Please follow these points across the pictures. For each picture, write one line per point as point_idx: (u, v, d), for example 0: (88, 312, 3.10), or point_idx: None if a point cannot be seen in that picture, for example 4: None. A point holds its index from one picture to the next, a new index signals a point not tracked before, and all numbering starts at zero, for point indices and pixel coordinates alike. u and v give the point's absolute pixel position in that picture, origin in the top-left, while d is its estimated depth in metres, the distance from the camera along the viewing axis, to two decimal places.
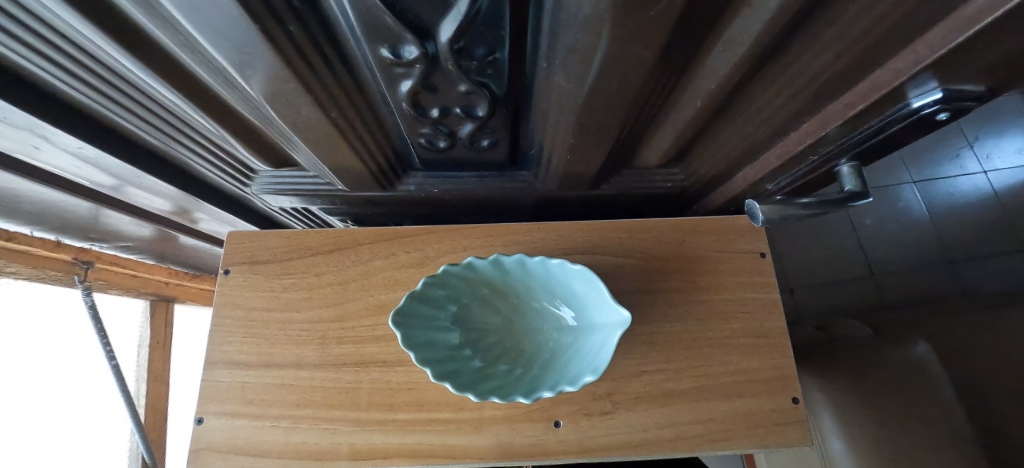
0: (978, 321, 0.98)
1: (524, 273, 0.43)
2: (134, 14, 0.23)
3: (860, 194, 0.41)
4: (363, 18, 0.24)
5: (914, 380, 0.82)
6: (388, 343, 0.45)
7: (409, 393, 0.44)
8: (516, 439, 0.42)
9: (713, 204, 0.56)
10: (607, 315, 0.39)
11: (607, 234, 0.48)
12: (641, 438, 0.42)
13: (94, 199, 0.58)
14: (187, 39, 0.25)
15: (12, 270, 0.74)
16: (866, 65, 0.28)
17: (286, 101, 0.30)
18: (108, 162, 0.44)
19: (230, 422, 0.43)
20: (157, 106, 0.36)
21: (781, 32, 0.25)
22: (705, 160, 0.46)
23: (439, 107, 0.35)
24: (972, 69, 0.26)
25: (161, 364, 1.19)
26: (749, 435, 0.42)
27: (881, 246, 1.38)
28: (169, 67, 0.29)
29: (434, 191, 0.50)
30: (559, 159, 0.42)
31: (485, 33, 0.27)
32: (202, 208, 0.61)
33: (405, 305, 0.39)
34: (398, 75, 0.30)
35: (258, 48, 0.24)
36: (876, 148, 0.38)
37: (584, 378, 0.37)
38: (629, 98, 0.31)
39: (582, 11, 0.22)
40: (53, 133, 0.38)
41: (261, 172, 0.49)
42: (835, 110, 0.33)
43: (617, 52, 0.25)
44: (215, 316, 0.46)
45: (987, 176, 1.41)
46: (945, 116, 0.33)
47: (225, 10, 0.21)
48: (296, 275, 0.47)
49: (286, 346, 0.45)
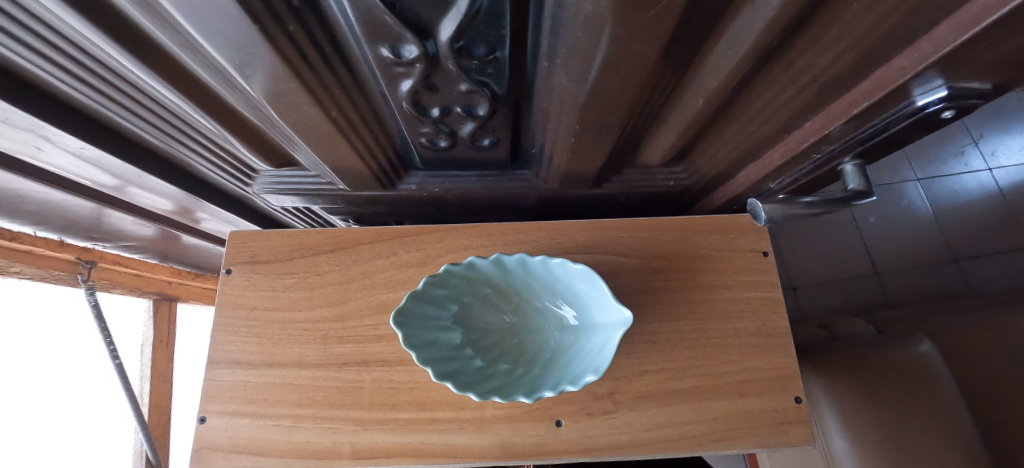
0: (981, 320, 0.97)
1: (525, 272, 0.43)
2: (134, 15, 0.23)
3: (864, 193, 0.41)
4: (362, 17, 0.24)
5: (916, 379, 0.81)
6: (389, 343, 0.45)
7: (410, 392, 0.44)
8: (517, 439, 0.42)
9: (715, 203, 0.56)
10: (609, 315, 0.39)
11: (609, 233, 0.48)
12: (642, 437, 0.42)
13: (95, 199, 0.58)
14: (187, 39, 0.25)
15: (16, 269, 0.74)
16: (871, 61, 0.28)
17: (287, 101, 0.30)
18: (110, 162, 0.44)
19: (232, 422, 0.43)
20: (158, 107, 0.36)
21: (783, 30, 0.25)
22: (707, 159, 0.46)
23: (439, 107, 0.34)
24: (978, 67, 0.26)
25: (164, 363, 1.19)
26: (751, 435, 0.42)
27: (885, 244, 1.37)
28: (170, 69, 0.29)
29: (435, 191, 0.50)
30: (560, 158, 0.42)
31: (485, 32, 0.27)
32: (204, 207, 0.61)
33: (405, 305, 0.39)
34: (398, 75, 0.30)
35: (258, 49, 0.24)
36: (879, 147, 0.38)
37: (585, 377, 0.37)
38: (631, 97, 0.31)
39: (583, 10, 0.21)
40: (54, 134, 0.38)
41: (263, 171, 0.49)
42: (839, 107, 0.33)
43: (618, 51, 0.25)
44: (218, 316, 0.46)
45: (991, 174, 1.40)
46: (950, 114, 0.32)
47: (225, 11, 0.21)
48: (298, 274, 0.47)
49: (287, 346, 0.45)
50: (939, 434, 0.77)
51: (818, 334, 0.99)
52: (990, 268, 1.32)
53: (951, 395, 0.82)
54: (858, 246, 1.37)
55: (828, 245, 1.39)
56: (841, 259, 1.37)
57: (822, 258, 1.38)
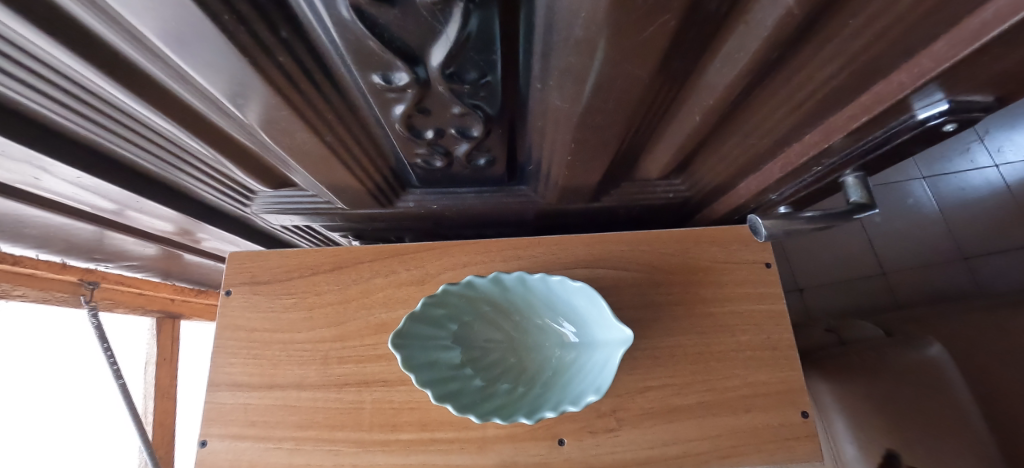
0: (991, 321, 0.96)
1: (524, 290, 0.43)
2: (125, 51, 0.23)
3: (867, 205, 0.40)
4: (350, 45, 0.24)
5: (927, 384, 0.80)
6: (389, 363, 0.45)
7: (411, 412, 0.43)
8: (519, 458, 0.42)
9: (717, 214, 0.55)
10: (609, 333, 0.39)
11: (609, 248, 0.47)
12: (647, 455, 0.42)
13: (95, 222, 0.58)
14: (179, 72, 0.25)
15: (20, 292, 0.75)
16: (869, 77, 0.27)
17: (282, 129, 0.31)
18: (108, 189, 0.44)
19: (233, 445, 0.43)
20: (156, 136, 0.36)
21: (780, 46, 0.24)
22: (707, 170, 0.46)
23: (434, 129, 0.34)
24: (980, 80, 0.26)
25: (170, 379, 1.19)
26: (758, 451, 0.41)
27: (892, 244, 1.35)
28: (164, 100, 0.29)
29: (433, 207, 0.50)
30: (557, 174, 0.41)
31: (476, 58, 0.27)
32: (203, 228, 0.61)
33: (404, 327, 0.39)
34: (390, 100, 0.30)
35: (247, 78, 0.24)
36: (882, 158, 0.37)
37: (587, 398, 0.36)
38: (626, 115, 0.31)
39: (573, 34, 0.21)
40: (51, 165, 0.38)
41: (261, 192, 0.49)
42: (838, 121, 0.32)
43: (610, 72, 0.25)
44: (219, 338, 0.46)
45: (998, 170, 1.39)
46: (952, 127, 0.32)
47: (212, 43, 0.21)
48: (297, 295, 0.47)
49: (288, 367, 0.45)
50: (953, 440, 0.76)
51: (825, 338, 0.98)
52: (1001, 265, 1.30)
53: (964, 399, 0.81)
54: (864, 247, 1.35)
55: (833, 247, 1.37)
56: (847, 260, 1.35)
57: (828, 260, 1.36)
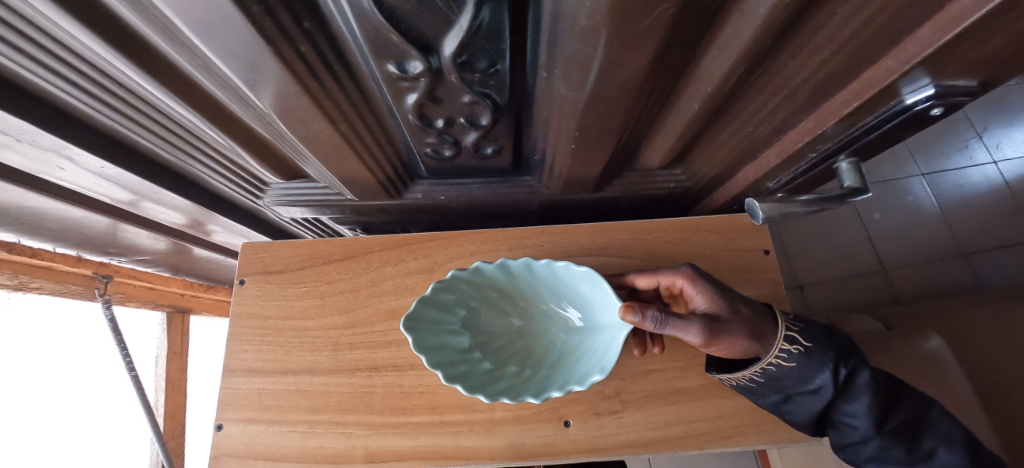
0: (990, 314, 0.97)
1: (530, 276, 0.44)
2: (154, 39, 0.25)
3: (860, 189, 0.41)
4: (369, 35, 0.25)
5: (926, 374, 0.81)
6: (399, 348, 0.46)
7: (420, 396, 0.45)
8: (526, 440, 0.43)
9: (716, 203, 0.56)
10: (613, 316, 0.41)
11: (612, 236, 0.49)
12: (650, 436, 0.43)
13: (112, 215, 0.59)
14: (204, 61, 0.27)
15: (36, 285, 0.78)
16: (859, 63, 0.29)
17: (299, 117, 0.32)
18: (128, 179, 0.46)
19: (248, 428, 0.44)
20: (175, 126, 0.37)
21: (773, 34, 0.26)
22: (706, 160, 0.47)
23: (444, 118, 0.36)
24: (964, 65, 0.27)
25: (179, 374, 1.22)
26: (758, 432, 0.42)
27: (891, 240, 1.36)
28: (188, 89, 0.31)
29: (440, 198, 0.51)
30: (561, 163, 0.43)
31: (486, 47, 0.28)
32: (215, 220, 0.63)
33: (415, 311, 0.40)
34: (403, 89, 0.31)
35: (270, 66, 0.26)
36: (874, 143, 0.38)
37: (592, 377, 0.38)
38: (628, 103, 0.32)
39: (578, 22, 0.23)
40: (76, 153, 0.39)
41: (273, 184, 0.51)
42: (831, 108, 0.34)
43: (613, 59, 0.26)
44: (233, 326, 0.47)
45: (997, 167, 1.40)
46: (939, 112, 0.33)
47: (240, 32, 0.22)
48: (309, 283, 0.48)
49: (300, 353, 0.46)
50: None
51: None
52: (1001, 261, 1.31)
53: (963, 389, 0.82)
54: (863, 242, 1.37)
55: (833, 243, 1.38)
56: (847, 256, 1.36)
57: (828, 256, 1.37)
